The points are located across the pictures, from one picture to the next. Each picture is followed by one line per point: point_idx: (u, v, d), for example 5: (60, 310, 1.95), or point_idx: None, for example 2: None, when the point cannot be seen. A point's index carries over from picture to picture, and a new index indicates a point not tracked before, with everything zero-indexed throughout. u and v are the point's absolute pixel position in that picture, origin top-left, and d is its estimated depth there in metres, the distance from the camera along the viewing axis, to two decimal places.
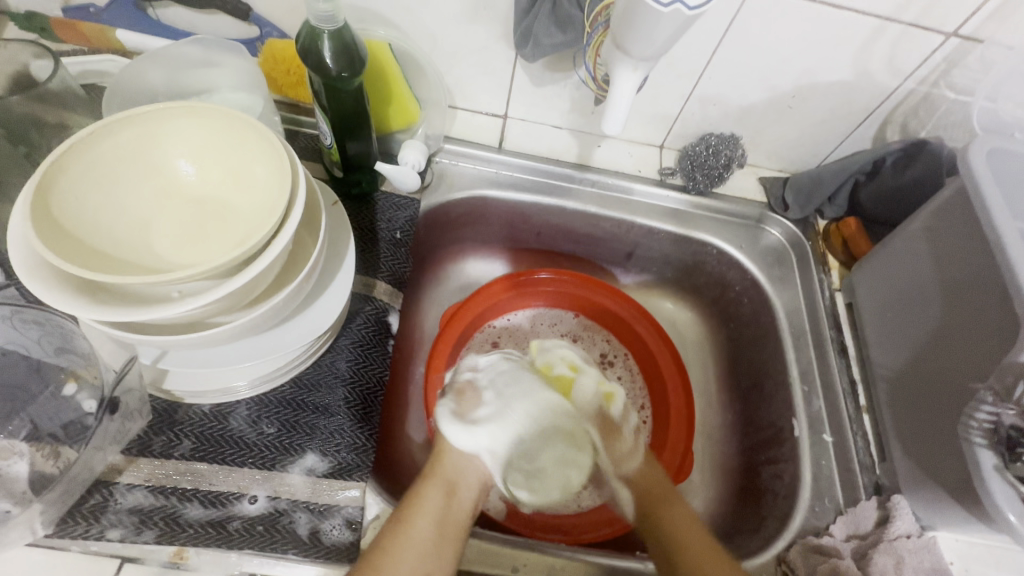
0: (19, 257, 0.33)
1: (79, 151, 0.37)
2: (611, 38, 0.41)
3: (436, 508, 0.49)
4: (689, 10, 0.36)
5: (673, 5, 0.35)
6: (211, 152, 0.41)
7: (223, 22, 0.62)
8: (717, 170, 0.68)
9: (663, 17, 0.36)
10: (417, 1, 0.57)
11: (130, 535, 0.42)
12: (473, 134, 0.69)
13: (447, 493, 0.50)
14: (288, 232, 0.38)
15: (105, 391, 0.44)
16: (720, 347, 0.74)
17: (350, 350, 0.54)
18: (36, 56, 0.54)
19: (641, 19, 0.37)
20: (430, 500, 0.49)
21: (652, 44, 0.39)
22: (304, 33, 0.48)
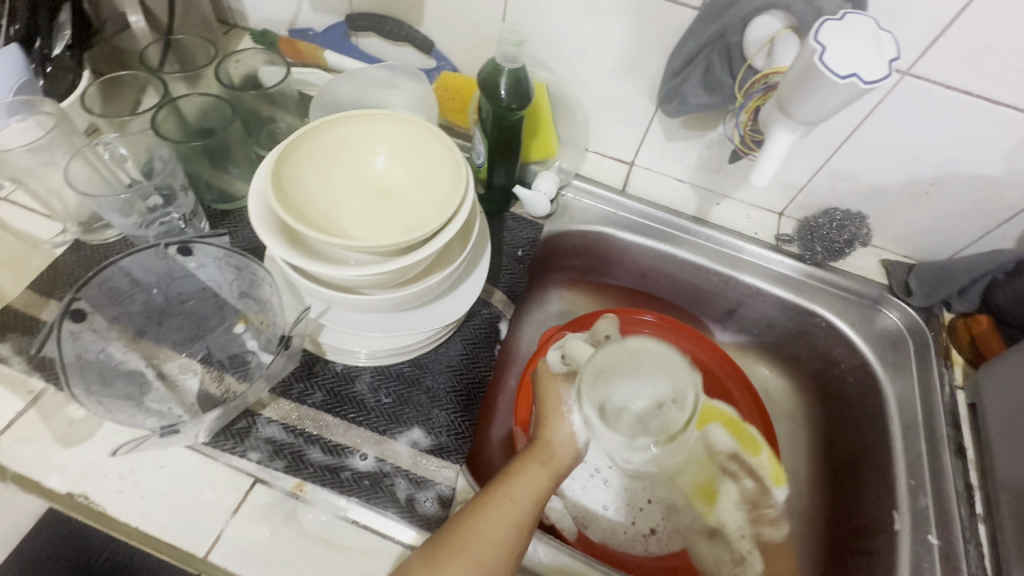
0: (256, 209, 0.42)
1: (312, 136, 0.46)
2: (776, 102, 0.45)
3: (536, 473, 0.50)
4: (864, 84, 0.39)
5: (850, 79, 0.39)
6: (405, 152, 0.49)
7: (410, 54, 0.74)
8: (839, 244, 0.69)
9: (838, 88, 0.40)
10: (577, 53, 0.64)
11: (265, 460, 0.48)
12: (600, 174, 0.75)
13: (544, 464, 0.52)
14: (447, 234, 0.45)
15: (285, 331, 0.50)
16: (816, 424, 0.72)
17: (464, 345, 0.59)
18: (266, 63, 0.67)
19: (814, 89, 0.41)
20: (531, 466, 0.51)
21: (819, 111, 0.42)
22: (487, 69, 0.57)
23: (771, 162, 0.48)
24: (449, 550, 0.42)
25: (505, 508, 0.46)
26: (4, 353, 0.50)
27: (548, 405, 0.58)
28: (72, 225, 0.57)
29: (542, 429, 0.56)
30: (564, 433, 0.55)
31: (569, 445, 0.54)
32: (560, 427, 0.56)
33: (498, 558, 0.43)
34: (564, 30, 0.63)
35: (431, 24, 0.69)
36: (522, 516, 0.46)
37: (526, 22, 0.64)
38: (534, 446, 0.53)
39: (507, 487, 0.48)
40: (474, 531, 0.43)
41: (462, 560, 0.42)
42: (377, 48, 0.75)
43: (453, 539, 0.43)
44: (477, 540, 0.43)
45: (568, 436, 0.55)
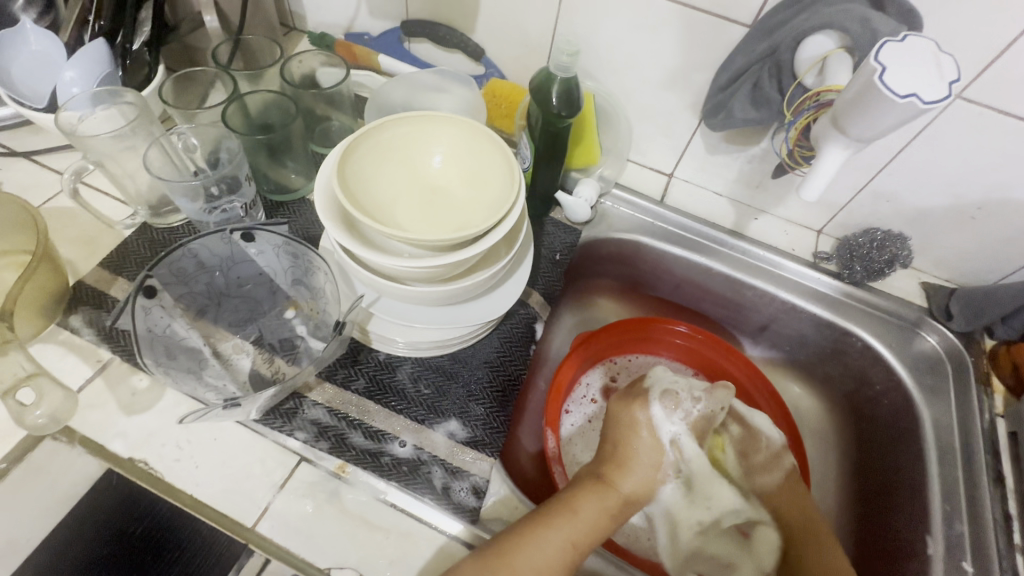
0: (321, 198, 0.45)
1: (375, 134, 0.48)
2: (829, 118, 0.46)
3: (601, 515, 0.53)
4: (923, 104, 0.40)
5: (908, 99, 0.40)
6: (461, 153, 0.51)
7: (459, 60, 0.77)
8: (879, 265, 0.68)
9: (896, 107, 0.40)
10: (624, 65, 0.66)
11: (310, 440, 0.50)
12: (639, 184, 0.76)
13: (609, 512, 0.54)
14: (496, 235, 0.46)
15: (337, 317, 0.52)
16: (846, 444, 0.72)
17: (501, 343, 0.61)
18: (323, 63, 0.71)
19: (870, 107, 0.42)
20: (598, 510, 0.53)
21: (874, 128, 0.43)
22: (539, 76, 0.59)
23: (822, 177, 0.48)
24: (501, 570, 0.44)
25: (565, 547, 0.48)
26: (77, 325, 0.53)
27: (631, 448, 0.61)
28: (142, 208, 0.60)
29: (617, 472, 0.58)
30: (637, 479, 0.59)
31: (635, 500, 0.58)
32: (638, 476, 0.59)
33: None
34: (613, 43, 0.64)
35: (482, 32, 0.72)
36: (577, 558, 0.48)
37: (577, 34, 0.66)
38: (609, 490, 0.56)
39: (573, 526, 0.49)
40: (532, 560, 0.45)
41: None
42: (428, 53, 0.78)
43: (508, 559, 0.45)
44: (531, 570, 0.45)
45: (641, 487, 0.59)
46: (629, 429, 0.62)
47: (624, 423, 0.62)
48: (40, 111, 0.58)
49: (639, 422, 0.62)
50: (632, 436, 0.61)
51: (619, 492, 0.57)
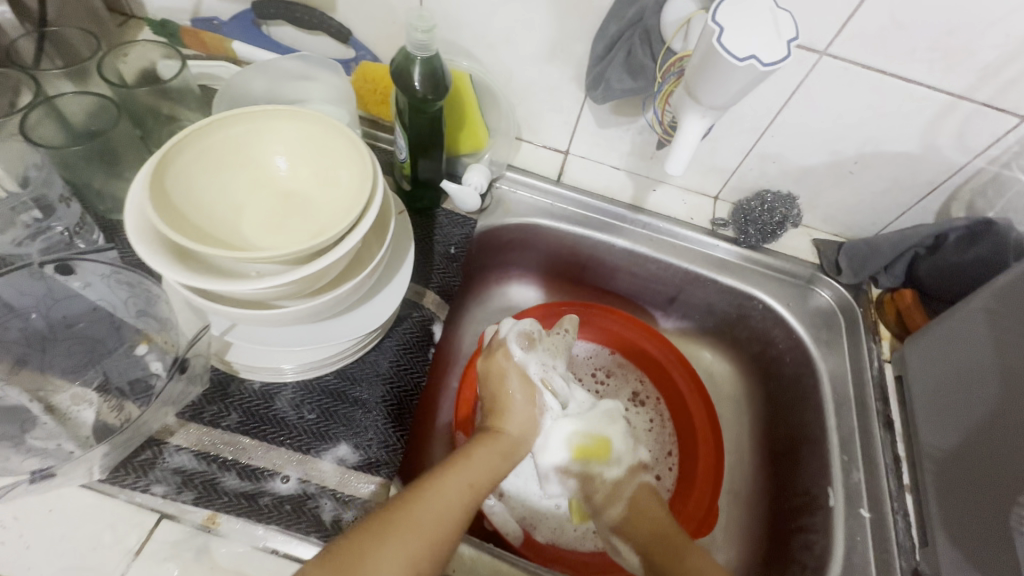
0: (132, 221, 0.38)
1: (196, 140, 0.41)
2: (684, 87, 0.44)
3: (494, 461, 0.52)
4: (763, 66, 0.39)
5: (748, 61, 0.39)
6: (306, 152, 0.45)
7: (326, 43, 0.69)
8: (770, 227, 0.68)
9: (738, 71, 0.39)
10: (500, 39, 0.62)
11: (171, 493, 0.44)
12: (535, 164, 0.72)
13: (503, 455, 0.53)
14: (358, 234, 0.42)
15: (178, 353, 0.46)
16: (756, 404, 0.73)
17: (394, 351, 0.56)
18: (164, 56, 0.62)
19: (716, 72, 0.40)
20: (492, 454, 0.52)
21: (725, 94, 0.42)
22: (400, 58, 0.53)
23: (683, 149, 0.47)
24: (401, 516, 0.41)
25: (464, 488, 0.47)
26: None
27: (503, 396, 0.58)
28: None
29: (497, 420, 0.57)
30: (519, 417, 0.57)
31: (524, 437, 0.57)
32: (519, 417, 0.57)
33: (451, 529, 0.43)
34: (485, 15, 0.60)
35: (345, 11, 0.65)
36: (478, 500, 0.47)
37: (445, 8, 0.60)
38: (499, 436, 0.55)
39: (469, 470, 0.48)
40: (433, 504, 0.43)
41: (417, 535, 0.40)
42: (290, 37, 0.70)
43: (410, 510, 0.42)
44: (438, 516, 0.43)
45: (522, 426, 0.57)
46: (493, 379, 0.59)
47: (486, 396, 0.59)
48: None
49: (501, 360, 0.59)
50: (499, 381, 0.59)
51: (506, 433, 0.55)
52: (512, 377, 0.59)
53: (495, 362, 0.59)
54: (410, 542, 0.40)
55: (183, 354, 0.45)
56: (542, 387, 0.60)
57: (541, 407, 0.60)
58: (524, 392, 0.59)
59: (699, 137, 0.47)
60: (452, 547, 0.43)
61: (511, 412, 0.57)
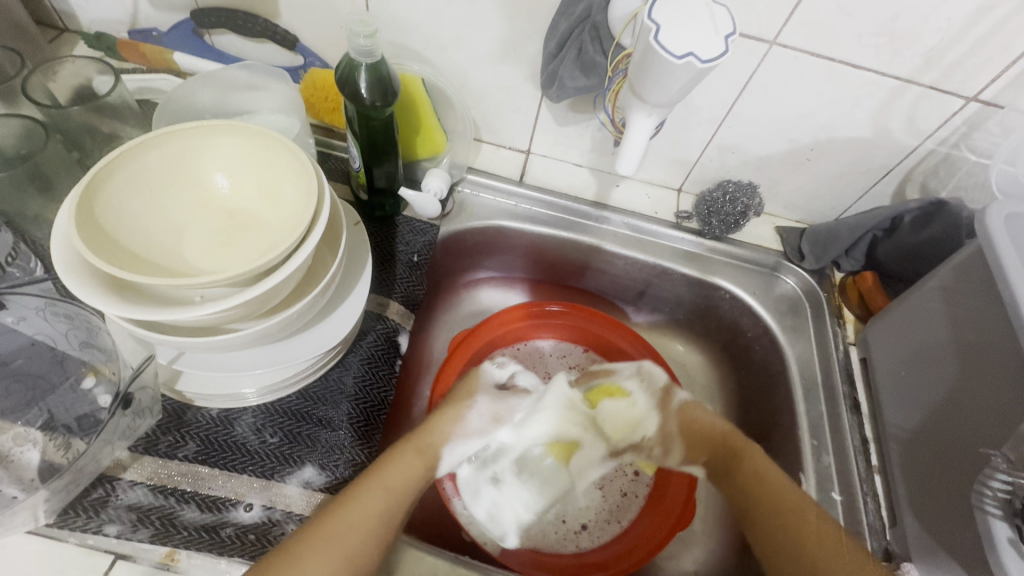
0: (60, 255, 0.35)
1: (125, 162, 0.39)
2: (628, 85, 0.44)
3: (409, 462, 0.52)
4: (702, 63, 0.38)
5: (686, 58, 0.38)
6: (247, 167, 0.44)
7: (272, 50, 0.67)
8: (734, 217, 0.69)
9: (677, 68, 0.39)
10: (451, 40, 0.60)
11: (126, 532, 0.42)
12: (496, 166, 0.71)
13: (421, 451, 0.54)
14: (306, 250, 0.40)
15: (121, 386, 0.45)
16: (729, 393, 0.73)
17: (360, 366, 0.55)
18: (99, 72, 0.59)
19: (656, 71, 0.40)
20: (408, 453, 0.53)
21: (667, 92, 0.41)
22: (343, 65, 0.52)
23: (633, 148, 0.46)
24: (310, 540, 0.42)
25: (381, 497, 0.47)
26: None
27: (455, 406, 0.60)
28: None
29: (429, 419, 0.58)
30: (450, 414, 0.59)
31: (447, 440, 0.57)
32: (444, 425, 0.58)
33: (363, 545, 0.44)
34: (434, 17, 0.58)
35: (289, 16, 0.63)
36: (396, 506, 0.48)
37: (392, 11, 0.59)
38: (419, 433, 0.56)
39: (387, 476, 0.49)
40: (343, 523, 0.44)
41: (327, 557, 0.42)
42: (234, 46, 0.67)
43: (318, 534, 0.43)
44: (349, 534, 0.44)
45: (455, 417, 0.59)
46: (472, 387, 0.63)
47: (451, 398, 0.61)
48: None
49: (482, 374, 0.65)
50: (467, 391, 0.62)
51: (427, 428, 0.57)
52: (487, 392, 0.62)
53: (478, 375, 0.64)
54: (321, 565, 0.41)
55: (127, 388, 0.43)
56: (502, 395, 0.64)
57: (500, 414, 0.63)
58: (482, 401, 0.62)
59: (650, 135, 0.47)
60: (367, 561, 0.44)
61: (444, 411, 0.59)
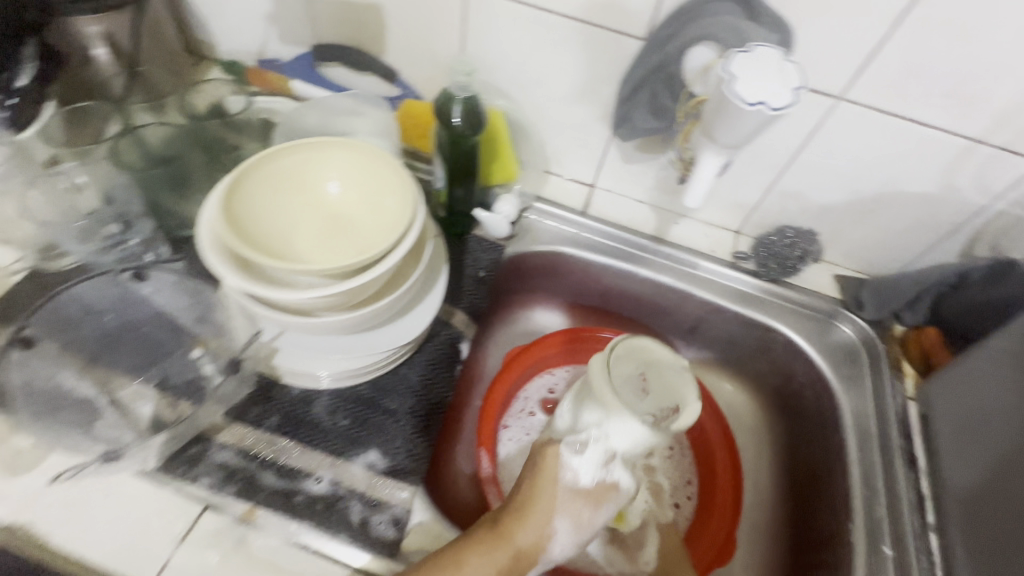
0: (205, 235, 0.43)
1: (266, 166, 0.47)
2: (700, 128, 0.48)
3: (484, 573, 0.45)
4: (772, 111, 0.43)
5: (758, 106, 0.42)
6: (357, 178, 0.50)
7: (374, 81, 0.76)
8: (791, 261, 0.72)
9: (747, 113, 0.43)
10: (533, 82, 0.67)
11: (215, 486, 0.48)
12: (562, 197, 0.77)
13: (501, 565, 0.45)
14: (396, 255, 0.46)
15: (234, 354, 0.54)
16: (778, 437, 0.73)
17: (425, 365, 0.59)
18: (234, 95, 0.70)
19: (729, 116, 0.44)
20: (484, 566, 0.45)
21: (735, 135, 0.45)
22: (441, 97, 0.59)
23: (699, 185, 0.50)
24: None
25: None
26: None
27: (530, 505, 0.48)
28: (29, 251, 0.57)
29: (512, 523, 0.47)
30: (535, 531, 0.47)
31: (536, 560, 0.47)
32: (527, 532, 0.47)
33: None
34: (522, 60, 0.66)
35: (394, 54, 0.72)
36: None
37: (485, 55, 0.67)
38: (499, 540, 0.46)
39: None
40: None
41: None
42: (342, 78, 0.77)
43: None
44: None
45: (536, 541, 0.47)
46: (540, 483, 0.48)
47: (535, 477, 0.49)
48: None
49: (554, 470, 0.48)
50: (546, 497, 0.48)
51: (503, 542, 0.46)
52: (582, 518, 0.48)
53: (546, 466, 0.49)
54: None
55: (237, 354, 0.53)
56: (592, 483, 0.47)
57: (572, 478, 0.48)
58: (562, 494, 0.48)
59: (715, 175, 0.50)
60: None
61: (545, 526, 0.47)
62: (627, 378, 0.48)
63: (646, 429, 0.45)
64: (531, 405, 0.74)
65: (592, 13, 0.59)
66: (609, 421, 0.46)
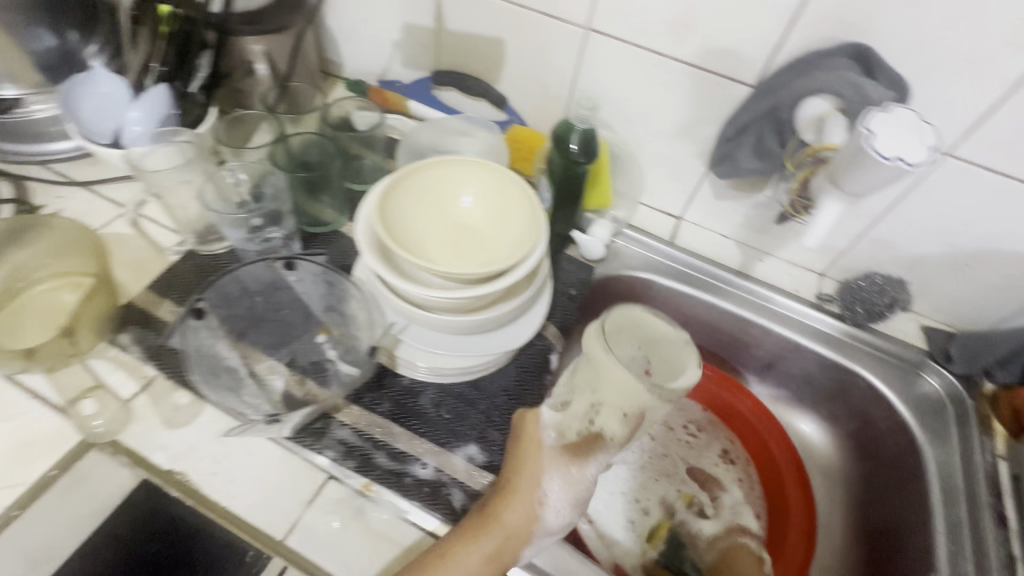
0: (361, 225, 0.50)
1: (417, 174, 0.54)
2: (827, 176, 0.52)
3: (477, 559, 0.46)
4: (908, 166, 0.46)
5: (895, 162, 0.46)
6: (492, 196, 0.56)
7: (484, 107, 0.83)
8: (880, 308, 0.72)
9: (883, 167, 0.47)
10: (637, 117, 0.72)
11: (337, 459, 0.53)
12: (650, 225, 0.80)
13: (496, 547, 0.47)
14: (517, 272, 0.50)
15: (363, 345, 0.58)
16: (852, 481, 0.74)
17: (519, 371, 0.64)
18: (359, 108, 0.77)
19: (863, 167, 0.48)
20: (474, 551, 0.47)
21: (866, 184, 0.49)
22: (560, 127, 0.66)
23: (819, 227, 0.54)
24: None
25: None
26: (126, 343, 0.57)
27: (517, 478, 0.50)
28: (190, 236, 0.66)
29: (497, 502, 0.49)
30: (525, 507, 0.49)
31: (532, 531, 0.48)
32: (517, 503, 0.49)
33: None
34: (629, 97, 0.71)
35: (506, 83, 0.78)
36: None
37: (594, 89, 0.72)
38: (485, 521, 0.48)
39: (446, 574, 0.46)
40: None
41: None
42: (454, 101, 0.84)
43: None
44: None
45: (527, 513, 0.48)
46: (523, 448, 0.51)
47: (519, 451, 0.51)
48: (106, 147, 0.66)
49: (535, 434, 0.52)
50: (531, 461, 0.50)
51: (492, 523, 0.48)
52: (570, 474, 0.49)
53: (528, 434, 0.52)
54: None
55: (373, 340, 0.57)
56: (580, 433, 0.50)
57: (558, 436, 0.50)
58: (545, 458, 0.50)
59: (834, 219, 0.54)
60: None
61: (535, 491, 0.49)
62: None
63: (632, 381, 0.46)
64: None
65: (705, 59, 0.63)
66: (597, 377, 0.48)
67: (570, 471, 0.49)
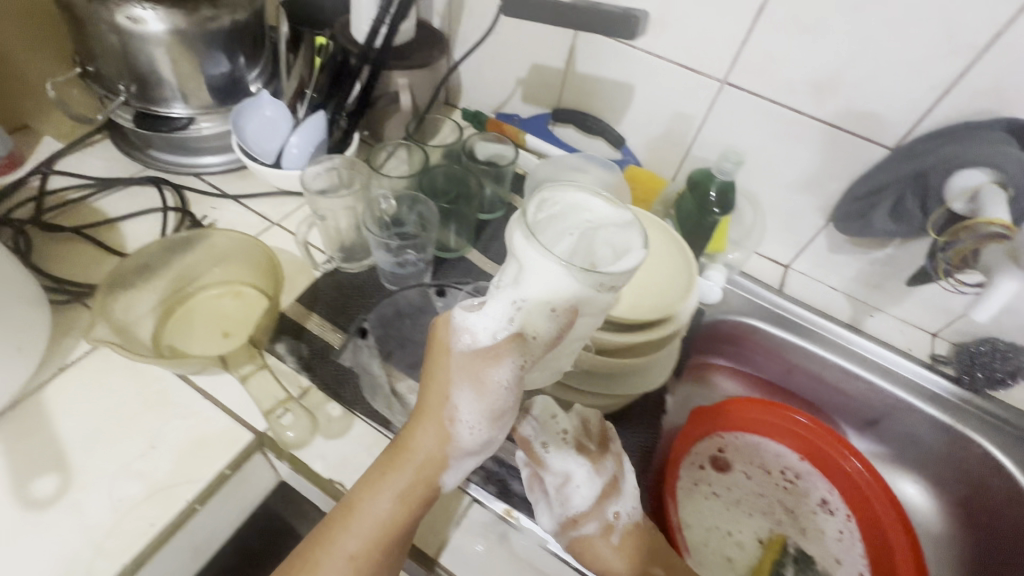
0: None
1: None
2: (1009, 255, 0.59)
3: (387, 498, 0.45)
4: None
5: None
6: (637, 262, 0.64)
7: (599, 146, 0.86)
8: (999, 374, 0.71)
9: None
10: (760, 166, 0.74)
11: (479, 483, 0.54)
12: (759, 272, 0.81)
13: (410, 479, 0.45)
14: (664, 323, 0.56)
15: None
16: (963, 550, 0.74)
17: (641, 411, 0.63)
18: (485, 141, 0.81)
19: None
20: (387, 489, 0.45)
21: None
22: (699, 175, 0.73)
23: (995, 300, 0.61)
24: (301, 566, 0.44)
25: (364, 536, 0.44)
26: (281, 352, 0.60)
27: (426, 402, 0.46)
28: (337, 254, 0.71)
29: (408, 432, 0.47)
30: (433, 433, 0.45)
31: (447, 455, 0.45)
32: (426, 429, 0.46)
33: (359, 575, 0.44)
34: (756, 147, 0.72)
35: (627, 125, 0.81)
36: (386, 540, 0.44)
37: (719, 137, 0.74)
38: (396, 453, 0.46)
39: (359, 517, 0.44)
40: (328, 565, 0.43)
41: None
42: (569, 137, 0.88)
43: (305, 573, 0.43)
44: None
45: (437, 437, 0.45)
46: (432, 363, 0.46)
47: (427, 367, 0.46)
48: (265, 167, 0.71)
49: (445, 339, 0.45)
50: (440, 369, 0.45)
51: (402, 456, 0.46)
52: (479, 381, 0.43)
53: (437, 336, 0.46)
54: None
55: None
56: (492, 344, 0.43)
57: (471, 346, 0.44)
58: (456, 373, 0.44)
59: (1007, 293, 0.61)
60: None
61: (447, 414, 0.45)
62: (558, 237, 0.44)
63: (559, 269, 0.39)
64: (702, 460, 0.78)
65: (845, 119, 0.65)
66: (524, 272, 0.40)
67: (479, 379, 0.43)
